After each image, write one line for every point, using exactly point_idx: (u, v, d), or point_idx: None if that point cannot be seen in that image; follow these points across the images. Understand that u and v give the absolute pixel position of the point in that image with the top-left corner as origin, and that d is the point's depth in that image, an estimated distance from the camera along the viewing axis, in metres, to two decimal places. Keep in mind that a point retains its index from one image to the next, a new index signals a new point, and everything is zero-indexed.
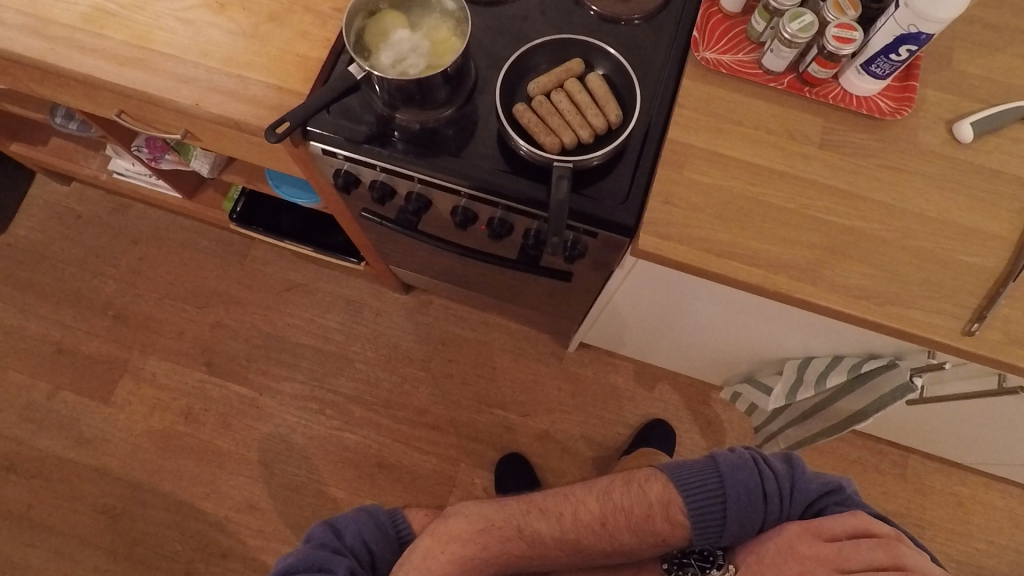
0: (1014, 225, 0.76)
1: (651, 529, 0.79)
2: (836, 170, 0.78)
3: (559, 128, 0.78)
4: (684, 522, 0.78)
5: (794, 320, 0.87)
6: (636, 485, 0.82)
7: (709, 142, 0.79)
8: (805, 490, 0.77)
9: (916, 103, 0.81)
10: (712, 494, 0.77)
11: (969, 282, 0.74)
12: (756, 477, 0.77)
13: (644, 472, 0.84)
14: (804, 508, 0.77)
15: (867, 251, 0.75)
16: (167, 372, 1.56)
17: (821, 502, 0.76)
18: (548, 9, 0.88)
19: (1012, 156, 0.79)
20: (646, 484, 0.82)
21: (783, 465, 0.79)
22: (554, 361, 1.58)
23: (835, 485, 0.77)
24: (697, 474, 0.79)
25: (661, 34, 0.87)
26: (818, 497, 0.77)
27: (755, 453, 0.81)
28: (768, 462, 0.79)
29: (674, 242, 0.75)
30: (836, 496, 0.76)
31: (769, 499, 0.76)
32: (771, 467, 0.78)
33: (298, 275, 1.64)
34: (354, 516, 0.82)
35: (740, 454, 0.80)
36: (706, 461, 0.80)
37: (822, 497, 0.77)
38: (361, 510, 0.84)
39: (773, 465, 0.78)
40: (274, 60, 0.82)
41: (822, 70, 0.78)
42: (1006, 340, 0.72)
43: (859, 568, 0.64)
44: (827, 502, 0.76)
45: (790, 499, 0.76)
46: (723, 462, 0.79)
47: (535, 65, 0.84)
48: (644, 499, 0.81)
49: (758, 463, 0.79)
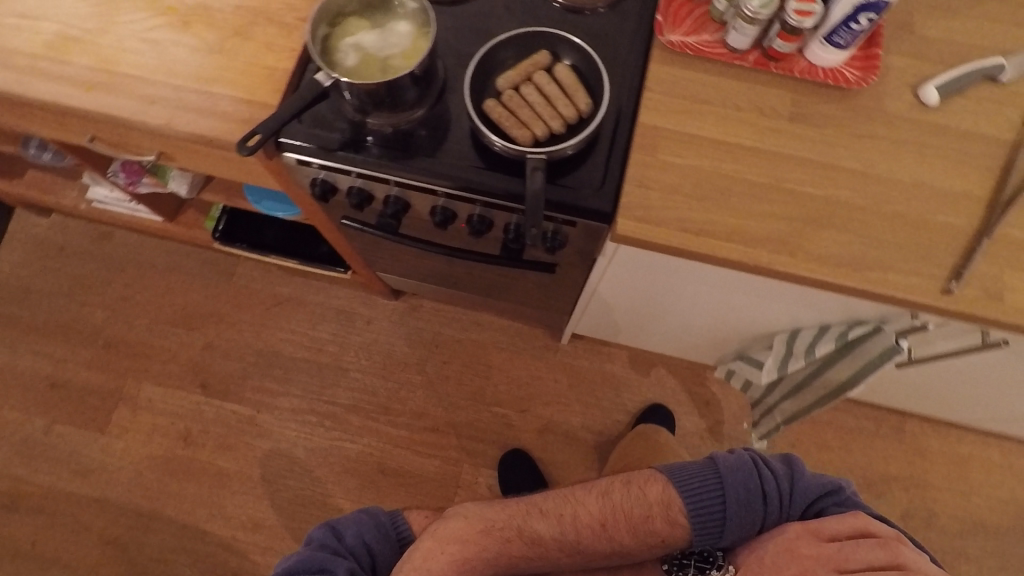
0: (984, 183, 0.77)
1: (650, 530, 0.80)
2: (807, 141, 0.79)
3: (530, 121, 0.79)
4: (684, 522, 0.79)
5: (777, 292, 0.88)
6: (635, 487, 0.83)
7: (680, 124, 0.80)
8: (805, 491, 0.78)
9: (881, 70, 0.82)
10: (712, 494, 0.78)
11: (945, 243, 0.75)
12: (756, 478, 0.79)
13: (644, 474, 0.85)
14: (804, 509, 0.78)
15: (843, 219, 0.76)
16: (163, 396, 1.55)
17: (820, 503, 0.78)
18: (511, 4, 0.88)
19: (980, 115, 0.80)
20: (646, 485, 0.83)
21: (783, 467, 0.80)
22: (548, 354, 1.58)
23: (835, 486, 0.79)
24: (697, 476, 0.80)
25: (627, 20, 0.87)
26: (817, 498, 0.78)
27: (755, 454, 0.83)
28: (768, 464, 0.80)
29: (651, 225, 0.76)
30: (835, 496, 0.78)
31: (769, 499, 0.78)
32: (770, 468, 0.80)
33: (287, 289, 1.63)
34: (354, 519, 0.82)
35: (739, 456, 0.81)
36: (706, 462, 0.82)
37: (821, 497, 0.78)
38: (361, 512, 0.84)
39: (772, 466, 0.80)
40: (242, 74, 0.82)
41: (784, 44, 0.79)
42: (983, 296, 0.73)
43: (859, 568, 0.65)
44: (826, 502, 0.77)
45: (790, 499, 0.78)
46: (722, 463, 0.80)
47: (502, 59, 0.83)
48: (644, 500, 0.82)
49: (758, 464, 0.80)
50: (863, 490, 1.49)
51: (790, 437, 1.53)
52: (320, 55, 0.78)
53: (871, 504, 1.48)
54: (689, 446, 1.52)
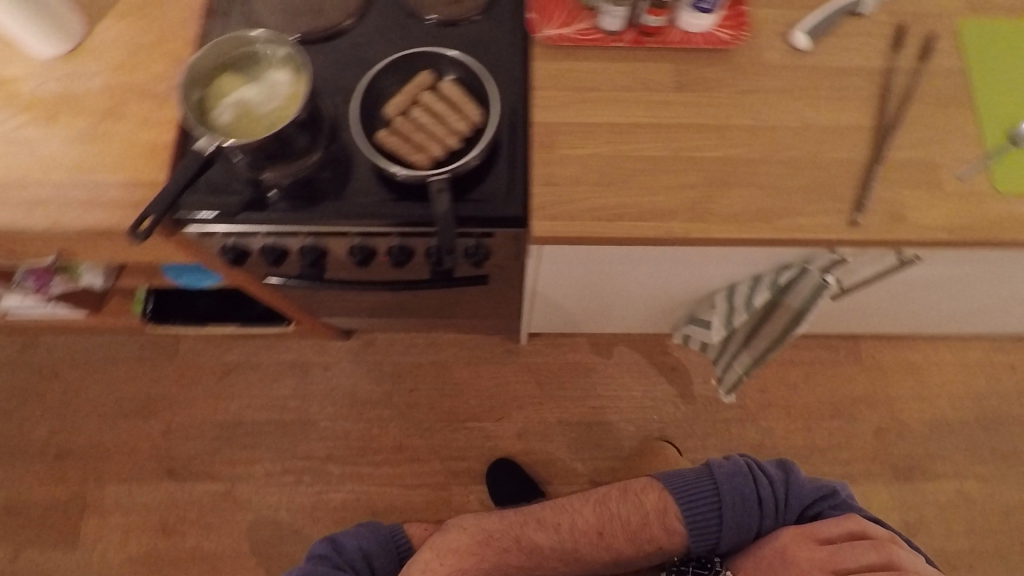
0: (867, 112, 0.81)
1: (648, 536, 0.90)
2: (696, 107, 0.81)
3: (425, 143, 0.78)
4: (680, 529, 0.89)
5: (703, 257, 0.90)
6: (633, 495, 0.94)
7: (572, 115, 0.80)
8: (799, 495, 0.89)
9: (751, 23, 0.85)
10: (712, 502, 0.89)
11: (842, 177, 0.78)
12: (752, 485, 0.90)
13: (641, 483, 0.95)
14: (800, 512, 0.89)
15: (746, 175, 0.78)
16: (130, 494, 1.49)
17: (815, 506, 0.89)
18: (384, 29, 0.87)
19: (849, 48, 0.83)
20: (643, 494, 0.93)
21: (777, 473, 0.91)
22: (512, 359, 1.59)
23: (828, 490, 0.90)
24: (697, 484, 0.90)
25: (501, 23, 0.87)
26: (813, 502, 0.89)
27: (750, 461, 0.93)
28: (763, 469, 0.91)
29: (565, 221, 0.77)
30: (829, 499, 0.90)
31: (765, 504, 0.88)
32: (764, 473, 0.91)
33: (236, 355, 1.59)
34: (354, 533, 0.98)
35: (735, 463, 0.92)
36: (704, 469, 0.92)
37: (816, 502, 0.89)
38: (361, 526, 1.00)
39: (768, 471, 0.90)
40: (121, 156, 0.79)
41: (654, 19, 0.81)
42: (887, 220, 0.76)
43: (853, 566, 0.77)
44: (820, 505, 0.89)
45: (786, 505, 0.89)
46: (720, 471, 0.90)
47: (385, 88, 0.82)
48: (642, 509, 0.92)
49: (753, 470, 0.91)
50: (835, 417, 1.54)
51: (757, 384, 1.57)
52: (198, 122, 0.74)
53: (845, 429, 1.54)
54: (665, 415, 1.55)
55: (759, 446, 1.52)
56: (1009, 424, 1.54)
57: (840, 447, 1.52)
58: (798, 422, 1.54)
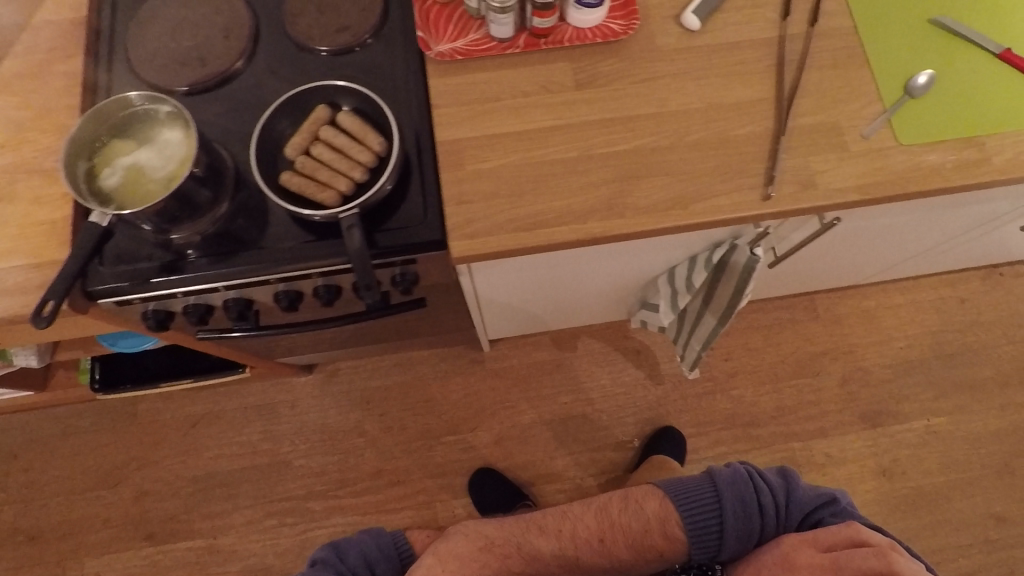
0: (766, 83, 0.81)
1: (648, 545, 0.88)
2: (599, 102, 0.80)
3: (331, 180, 0.77)
4: (681, 537, 0.87)
5: (632, 247, 0.91)
6: (634, 501, 0.92)
7: (477, 128, 0.80)
8: (800, 502, 0.84)
9: (642, 11, 0.85)
10: (709, 509, 0.86)
11: (751, 152, 0.78)
12: (751, 490, 0.86)
13: (643, 489, 0.94)
14: (801, 519, 0.84)
15: (657, 164, 0.78)
16: (109, 566, 1.45)
17: (817, 513, 0.83)
18: (276, 67, 0.86)
19: (740, 23, 0.84)
20: (644, 500, 0.92)
21: (779, 480, 0.87)
22: (479, 367, 1.58)
23: (829, 497, 0.84)
24: (696, 491, 0.88)
25: (394, 45, 0.86)
26: (814, 510, 0.84)
27: (750, 468, 0.90)
28: (764, 476, 0.87)
29: (484, 237, 0.75)
30: (831, 507, 0.83)
31: (764, 511, 0.84)
32: (764, 481, 0.87)
33: (199, 407, 1.56)
34: (357, 539, 0.91)
35: (734, 470, 0.88)
36: (705, 476, 0.89)
37: (818, 508, 0.84)
38: (363, 533, 0.93)
39: (769, 479, 0.86)
40: (18, 238, 0.76)
41: (545, 19, 0.80)
42: (800, 189, 0.77)
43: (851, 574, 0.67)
44: (822, 513, 0.83)
45: (786, 510, 0.84)
46: (720, 478, 0.88)
47: (280, 132, 0.79)
48: (642, 516, 0.90)
49: (754, 477, 0.87)
50: (801, 374, 1.57)
51: (722, 354, 1.59)
52: (86, 195, 0.72)
53: (812, 384, 1.57)
54: (637, 399, 1.56)
55: (732, 414, 1.55)
56: (965, 354, 1.58)
57: (810, 403, 1.55)
58: (765, 385, 1.57)
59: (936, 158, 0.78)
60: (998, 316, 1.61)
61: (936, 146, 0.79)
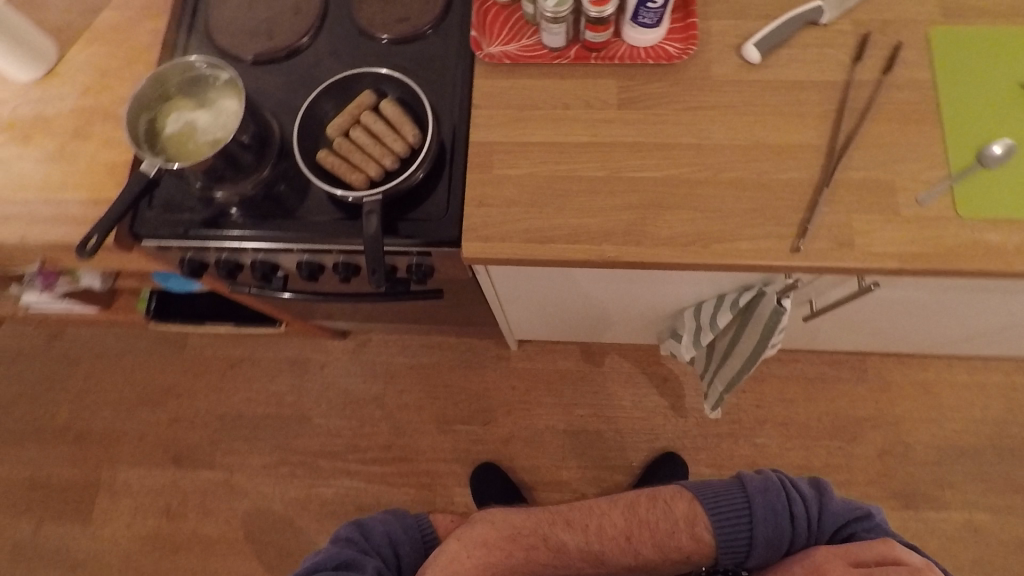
0: (820, 130, 0.76)
1: (675, 547, 0.82)
2: (638, 125, 0.79)
3: (362, 163, 0.79)
4: (708, 539, 0.81)
5: (649, 275, 0.89)
6: (662, 501, 0.86)
7: (511, 134, 0.80)
8: (833, 514, 0.78)
9: (702, 38, 0.81)
10: (739, 513, 0.79)
11: (788, 199, 0.74)
12: (784, 499, 0.79)
13: (670, 490, 0.88)
14: (833, 533, 0.77)
15: (686, 197, 0.75)
16: (138, 478, 1.58)
17: (848, 528, 0.77)
18: (337, 48, 0.90)
19: (806, 63, 0.79)
20: (672, 501, 0.86)
21: (811, 491, 0.80)
22: (502, 363, 1.59)
23: (863, 512, 0.78)
24: (724, 495, 0.81)
25: (450, 42, 0.88)
26: (845, 523, 0.78)
27: (783, 476, 0.82)
28: (796, 485, 0.80)
29: (496, 243, 0.76)
30: (864, 522, 0.77)
31: (797, 521, 0.78)
32: (799, 491, 0.80)
33: (240, 350, 1.66)
34: (381, 518, 0.87)
35: (767, 477, 0.82)
36: (733, 481, 0.83)
37: (849, 523, 0.77)
38: (387, 513, 0.89)
39: (802, 489, 0.80)
40: (85, 175, 0.84)
41: (598, 34, 0.79)
42: (833, 247, 0.72)
43: None
44: (854, 528, 0.76)
45: (818, 524, 0.78)
46: (751, 485, 0.81)
47: (323, 113, 0.83)
48: (670, 516, 0.84)
49: (787, 486, 0.80)
50: (835, 436, 1.48)
51: (753, 398, 1.51)
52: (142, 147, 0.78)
53: (846, 449, 1.47)
54: (654, 426, 1.52)
55: (752, 463, 1.47)
56: None
57: (839, 468, 1.46)
58: (794, 440, 1.48)
59: (998, 239, 0.71)
60: None
61: (1001, 225, 0.71)
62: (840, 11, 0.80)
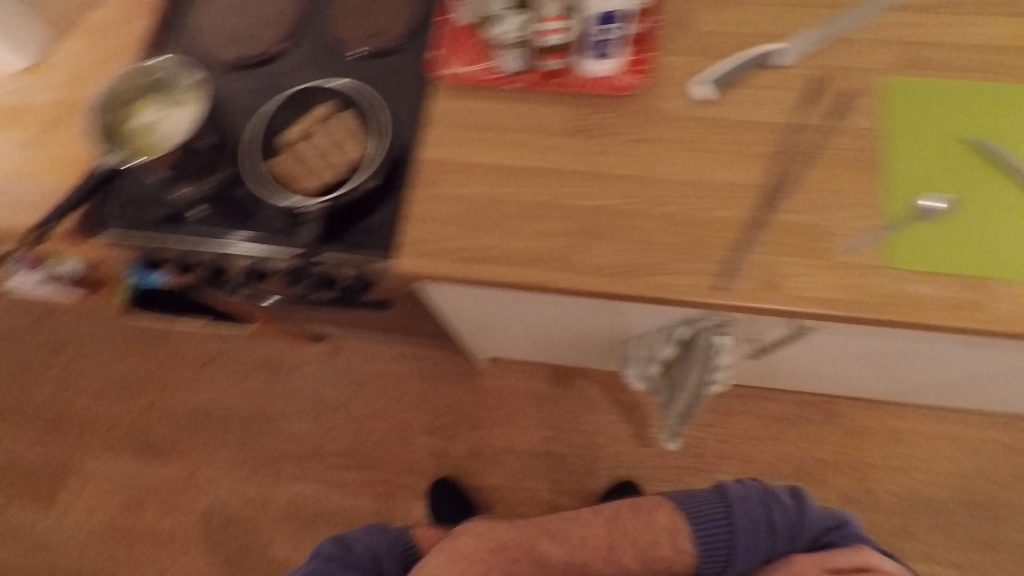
0: (759, 171, 0.77)
1: (659, 555, 0.83)
2: (583, 154, 0.80)
3: (305, 175, 0.83)
4: (691, 549, 0.82)
5: (582, 304, 0.89)
6: (644, 512, 0.86)
7: (458, 154, 0.82)
8: (811, 525, 0.82)
9: (654, 72, 0.82)
10: (721, 523, 0.82)
11: (718, 238, 0.75)
12: (765, 509, 0.83)
13: (651, 500, 0.88)
14: (810, 541, 0.82)
15: (622, 228, 0.76)
16: (105, 465, 1.61)
17: (825, 537, 0.81)
18: (306, 59, 0.92)
19: (753, 103, 0.80)
20: (655, 511, 0.86)
21: (790, 500, 0.84)
22: (470, 379, 1.59)
23: (839, 520, 0.82)
24: (705, 504, 0.84)
25: (413, 61, 0.90)
26: (822, 533, 0.82)
27: (762, 487, 0.87)
28: (777, 494, 0.84)
29: (431, 258, 0.78)
30: (840, 530, 0.82)
31: (777, 530, 0.81)
32: (779, 501, 0.83)
33: (215, 346, 1.68)
34: (365, 532, 0.92)
35: (747, 487, 0.86)
36: (714, 491, 0.86)
37: (825, 532, 0.82)
38: (372, 527, 0.94)
39: (782, 499, 0.83)
40: (53, 166, 0.88)
41: (554, 62, 0.81)
42: (757, 288, 0.73)
43: None
44: (831, 537, 0.81)
45: (797, 532, 0.81)
46: (732, 493, 0.84)
47: (278, 123, 0.86)
48: (652, 526, 0.84)
49: (766, 496, 0.84)
50: (798, 478, 1.46)
51: (718, 433, 1.50)
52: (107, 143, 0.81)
53: (808, 492, 1.45)
54: (617, 453, 1.51)
55: None
56: (998, 511, 1.40)
57: None
58: (757, 478, 1.46)
59: (927, 292, 0.71)
60: None
61: (931, 277, 0.71)
62: (798, 54, 0.81)
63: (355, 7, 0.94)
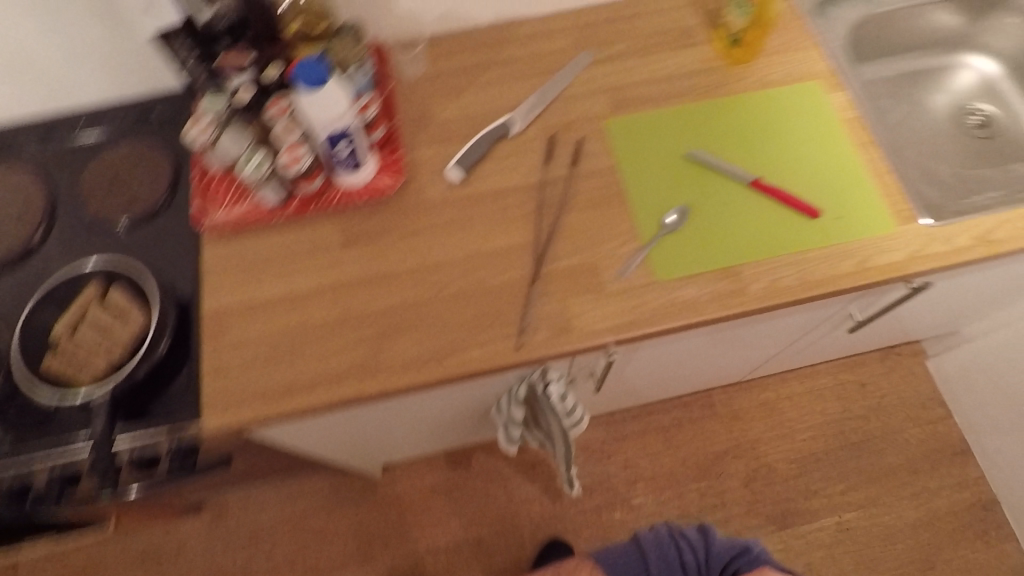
0: (524, 230, 0.83)
1: None
2: (363, 261, 0.82)
3: (90, 360, 0.78)
4: None
5: (416, 399, 0.89)
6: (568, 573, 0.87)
7: (242, 295, 0.81)
8: (717, 557, 0.87)
9: (410, 167, 0.88)
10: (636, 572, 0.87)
11: (506, 300, 0.79)
12: (674, 549, 0.88)
13: (572, 562, 0.89)
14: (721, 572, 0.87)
15: (414, 319, 0.78)
16: None
17: (733, 565, 0.86)
18: (67, 245, 0.90)
19: (503, 172, 0.87)
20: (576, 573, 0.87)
21: (696, 535, 0.89)
22: (369, 493, 1.53)
23: (742, 548, 0.87)
24: (623, 557, 0.89)
25: (180, 216, 0.90)
26: (730, 560, 0.87)
27: (673, 526, 0.91)
28: (683, 533, 0.89)
29: (237, 407, 0.75)
30: (745, 556, 0.87)
31: (688, 568, 0.87)
32: (685, 538, 0.89)
33: (78, 558, 1.49)
34: None
35: (657, 532, 0.90)
36: (630, 543, 0.90)
37: (733, 560, 0.87)
38: None
39: (688, 536, 0.89)
40: None
41: (310, 184, 0.84)
42: (553, 335, 0.77)
43: None
44: (738, 564, 0.86)
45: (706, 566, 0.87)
46: (644, 541, 0.89)
47: (43, 321, 0.81)
48: None
49: (674, 535, 0.89)
50: (703, 476, 1.51)
51: (620, 460, 1.53)
52: None
53: (716, 486, 1.51)
54: (533, 516, 1.49)
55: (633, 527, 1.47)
56: (872, 443, 1.52)
57: (714, 508, 1.49)
58: (668, 490, 1.50)
59: (692, 293, 0.78)
60: (905, 399, 1.56)
61: (693, 278, 0.79)
62: (527, 120, 0.90)
63: (107, 180, 0.93)
